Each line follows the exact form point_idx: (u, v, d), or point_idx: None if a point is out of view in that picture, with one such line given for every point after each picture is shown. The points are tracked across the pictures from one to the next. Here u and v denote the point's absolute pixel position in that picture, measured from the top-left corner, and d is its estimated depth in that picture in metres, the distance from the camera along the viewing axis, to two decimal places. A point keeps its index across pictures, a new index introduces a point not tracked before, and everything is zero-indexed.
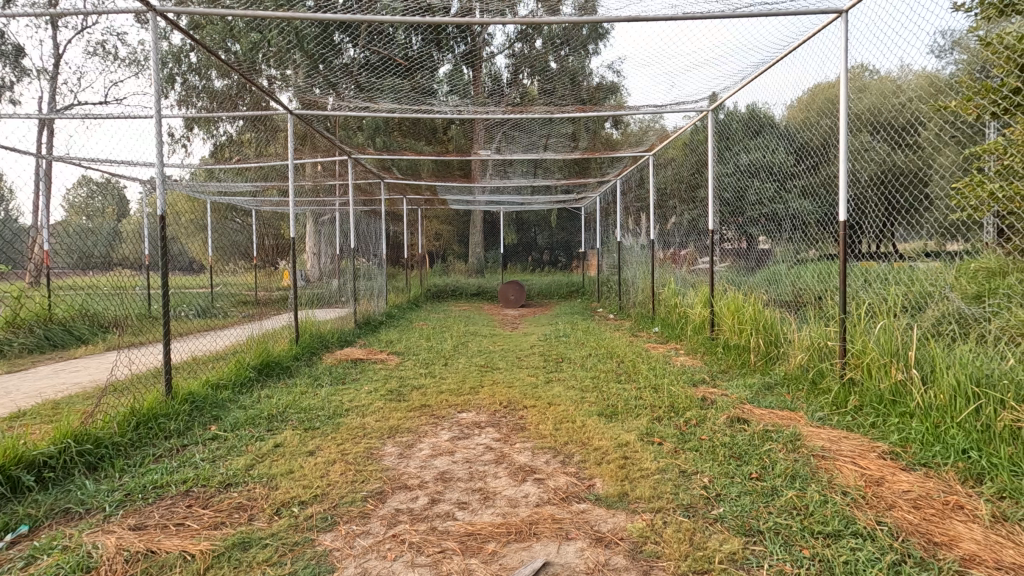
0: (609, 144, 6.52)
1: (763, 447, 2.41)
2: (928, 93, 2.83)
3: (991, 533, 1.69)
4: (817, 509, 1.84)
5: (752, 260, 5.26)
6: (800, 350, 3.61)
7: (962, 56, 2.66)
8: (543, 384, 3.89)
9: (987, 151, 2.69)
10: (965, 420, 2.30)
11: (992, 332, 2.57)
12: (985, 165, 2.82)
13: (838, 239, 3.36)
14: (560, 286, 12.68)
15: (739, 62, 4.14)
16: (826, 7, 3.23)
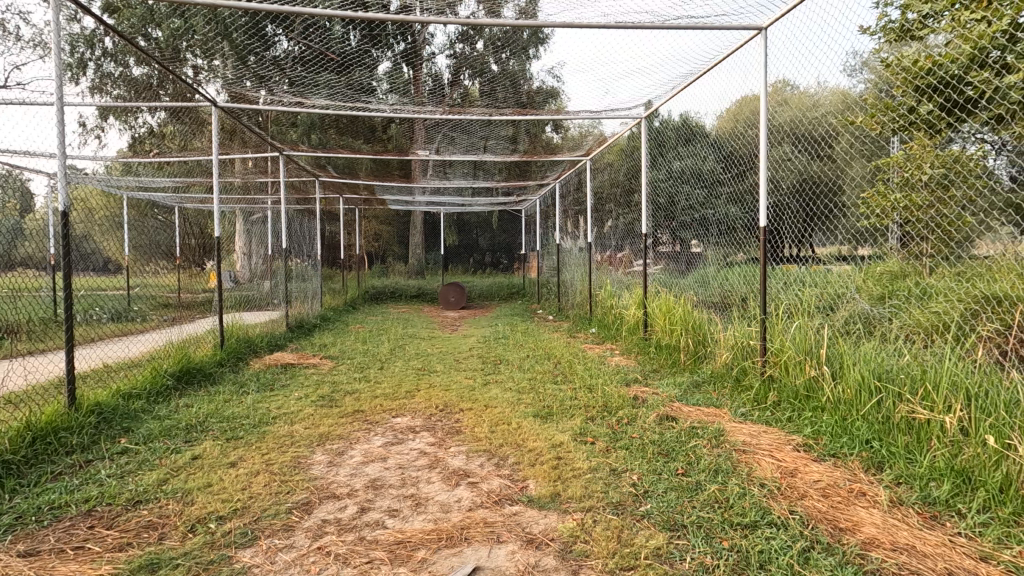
0: (549, 148, 6.60)
1: (689, 443, 2.51)
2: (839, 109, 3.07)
3: (888, 516, 1.84)
4: (736, 502, 1.93)
5: (683, 262, 5.48)
6: (725, 349, 3.80)
7: (870, 76, 2.89)
8: (481, 386, 3.88)
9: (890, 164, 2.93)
10: (869, 412, 2.49)
11: (893, 330, 2.81)
12: (888, 177, 3.05)
13: (758, 240, 3.58)
14: (501, 287, 12.73)
15: (670, 71, 4.29)
16: (746, 23, 3.41)
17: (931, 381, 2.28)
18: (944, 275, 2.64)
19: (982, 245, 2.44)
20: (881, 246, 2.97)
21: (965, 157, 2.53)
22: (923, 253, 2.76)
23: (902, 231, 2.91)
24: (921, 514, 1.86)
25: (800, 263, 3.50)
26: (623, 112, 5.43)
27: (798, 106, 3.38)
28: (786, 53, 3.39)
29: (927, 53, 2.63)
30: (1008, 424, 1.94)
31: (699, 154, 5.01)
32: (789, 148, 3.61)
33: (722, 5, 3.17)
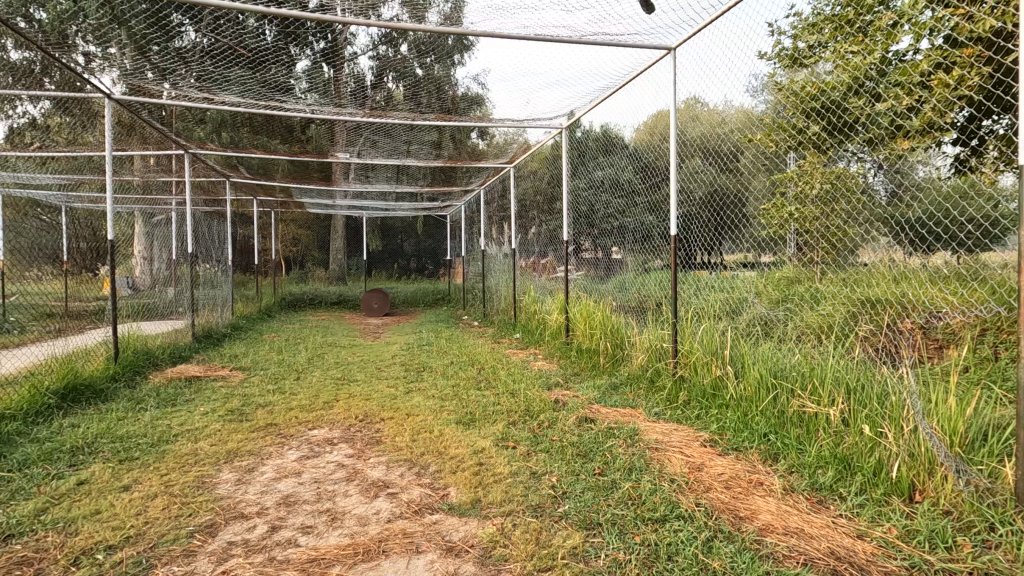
0: (474, 155, 6.62)
1: (606, 444, 2.60)
2: (745, 126, 3.32)
3: (782, 503, 2.00)
4: (649, 498, 2.02)
5: (602, 268, 5.68)
6: (640, 351, 3.97)
7: (770, 96, 3.11)
8: (403, 394, 3.81)
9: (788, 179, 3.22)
10: (766, 408, 2.69)
11: (789, 331, 3.07)
12: (786, 190, 3.29)
13: (670, 248, 3.79)
14: (426, 294, 12.58)
15: (588, 84, 4.45)
16: (657, 43, 3.62)
17: (819, 377, 2.50)
18: (832, 280, 2.89)
19: (864, 252, 2.69)
20: (778, 254, 3.18)
21: (848, 174, 2.79)
22: (813, 261, 3.02)
23: (800, 241, 3.10)
24: (809, 499, 2.03)
25: (711, 270, 3.77)
26: (545, 121, 5.56)
27: (706, 123, 3.61)
28: (693, 73, 3.61)
29: (813, 79, 2.88)
30: (880, 413, 2.15)
31: (618, 165, 5.21)
32: (700, 162, 3.85)
33: (635, 25, 3.33)
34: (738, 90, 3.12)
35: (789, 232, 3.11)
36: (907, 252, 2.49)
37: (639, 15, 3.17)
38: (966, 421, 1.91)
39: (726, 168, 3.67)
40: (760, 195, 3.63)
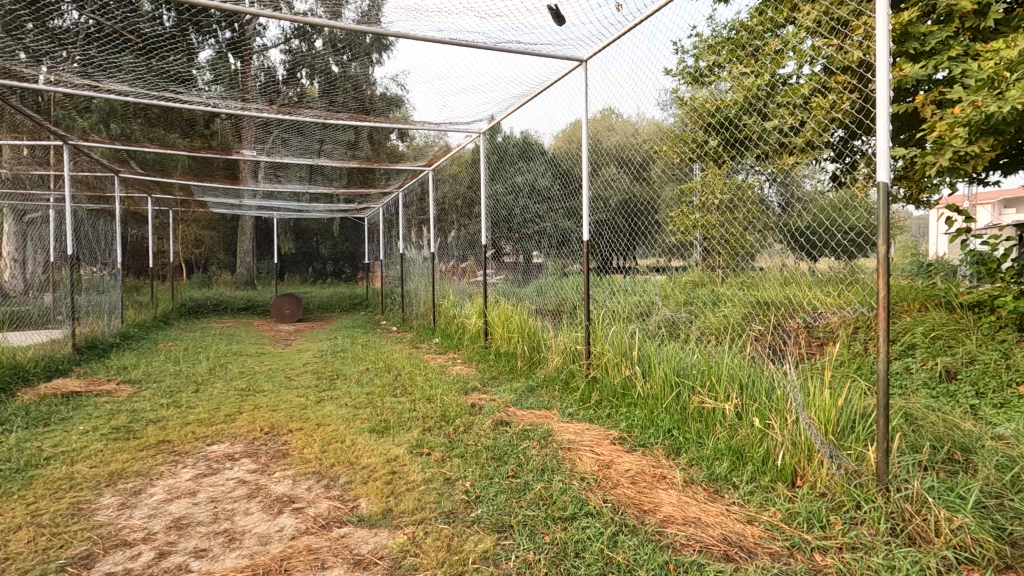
0: (392, 157, 6.50)
1: (520, 446, 2.63)
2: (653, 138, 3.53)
3: (682, 494, 2.11)
4: (559, 497, 2.07)
5: (520, 272, 5.75)
6: (556, 353, 4.05)
7: (679, 111, 3.31)
8: (314, 404, 3.65)
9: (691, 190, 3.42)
10: (670, 405, 2.85)
11: (694, 332, 3.30)
12: (691, 200, 3.47)
13: (583, 252, 3.93)
14: (342, 298, 12.16)
15: (503, 91, 4.51)
16: (569, 54, 3.74)
17: (716, 375, 2.68)
18: (730, 283, 3.11)
19: (760, 258, 2.93)
20: (686, 259, 3.46)
21: (745, 185, 3.03)
22: (715, 266, 3.24)
23: (704, 245, 3.34)
24: (707, 490, 2.17)
25: (625, 274, 3.97)
26: (464, 125, 5.56)
27: (620, 133, 3.78)
28: (603, 85, 3.77)
29: (712, 97, 3.10)
30: (768, 406, 2.34)
31: (535, 171, 5.32)
32: (614, 171, 4.04)
33: (546, 36, 3.43)
34: (649, 103, 3.34)
35: (695, 238, 3.33)
36: (796, 259, 2.78)
37: (550, 26, 3.27)
38: (838, 410, 2.11)
39: (636, 177, 3.86)
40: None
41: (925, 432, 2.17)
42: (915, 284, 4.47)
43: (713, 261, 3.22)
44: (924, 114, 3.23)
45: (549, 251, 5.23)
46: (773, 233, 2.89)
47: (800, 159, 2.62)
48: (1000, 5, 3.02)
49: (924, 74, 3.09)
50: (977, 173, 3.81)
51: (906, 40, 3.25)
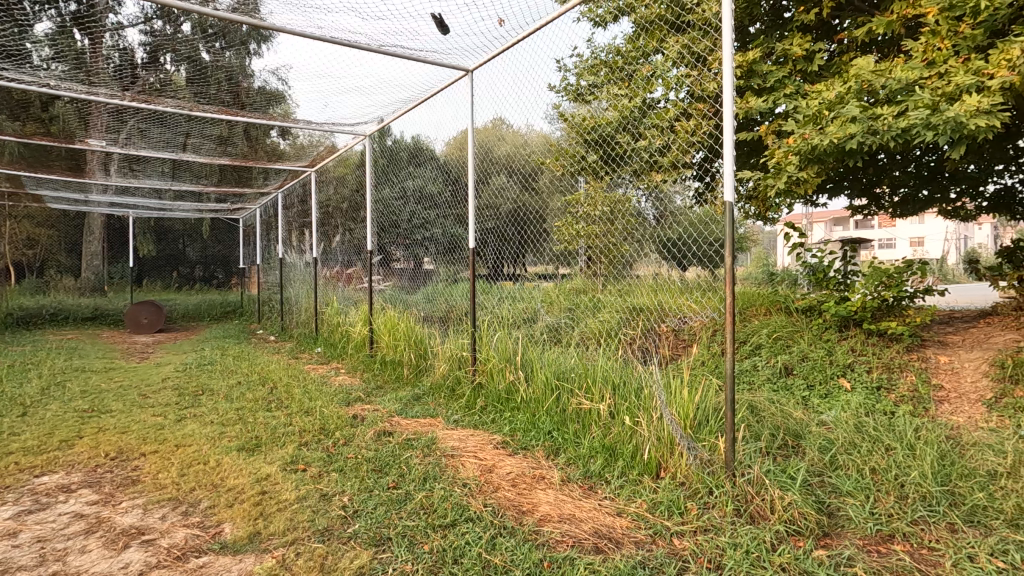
0: (270, 156, 6.07)
1: (403, 456, 2.59)
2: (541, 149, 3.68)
3: (559, 493, 2.21)
4: (441, 505, 2.07)
5: (408, 279, 5.66)
6: (442, 361, 4.04)
7: (563, 126, 3.45)
8: (173, 423, 3.30)
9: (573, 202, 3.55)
10: (550, 408, 2.97)
11: (575, 337, 3.46)
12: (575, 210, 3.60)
13: (468, 261, 4.02)
14: (212, 306, 11.16)
15: (390, 95, 4.44)
16: (456, 63, 3.77)
17: (592, 376, 2.83)
18: (610, 291, 3.29)
19: (638, 266, 3.13)
20: (572, 267, 3.60)
21: (624, 199, 3.20)
22: (596, 274, 3.44)
23: (588, 254, 3.48)
24: (582, 486, 2.29)
25: (515, 281, 4.07)
26: (349, 127, 5.36)
27: (510, 143, 3.90)
28: (490, 95, 3.84)
29: (590, 114, 3.31)
30: (637, 405, 2.52)
31: (426, 176, 5.29)
32: (505, 179, 4.17)
33: (431, 43, 3.43)
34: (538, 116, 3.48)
35: (580, 247, 3.47)
36: (668, 269, 2.99)
37: (435, 34, 3.28)
38: (695, 406, 2.33)
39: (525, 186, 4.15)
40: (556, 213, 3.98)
41: (766, 423, 2.46)
42: (762, 291, 5.05)
43: (595, 270, 3.39)
44: (766, 143, 3.66)
45: (439, 257, 5.22)
46: (649, 244, 3.10)
47: (668, 176, 2.87)
48: (822, 54, 3.53)
49: (766, 108, 3.51)
50: (810, 196, 4.42)
51: (751, 77, 3.68)
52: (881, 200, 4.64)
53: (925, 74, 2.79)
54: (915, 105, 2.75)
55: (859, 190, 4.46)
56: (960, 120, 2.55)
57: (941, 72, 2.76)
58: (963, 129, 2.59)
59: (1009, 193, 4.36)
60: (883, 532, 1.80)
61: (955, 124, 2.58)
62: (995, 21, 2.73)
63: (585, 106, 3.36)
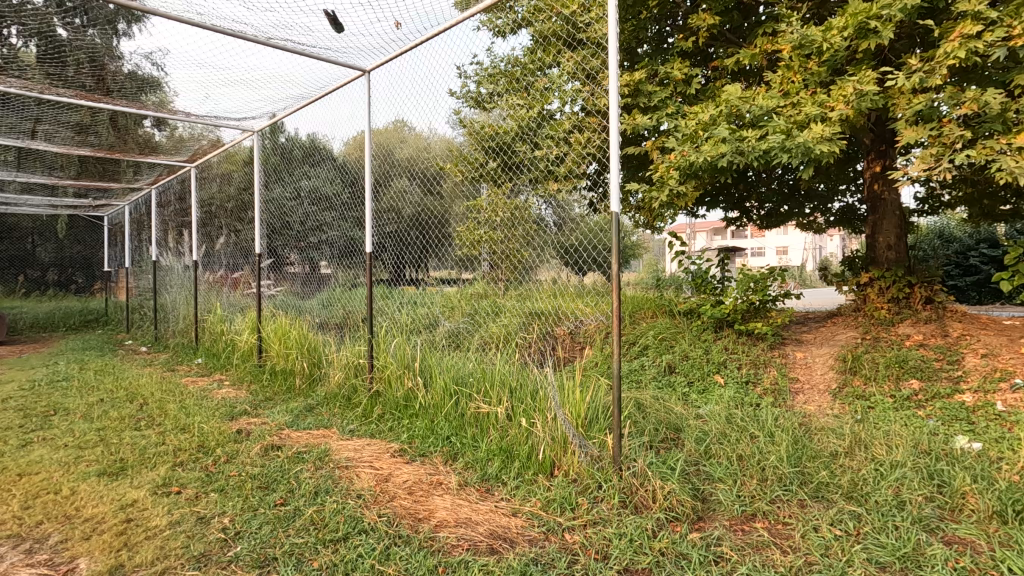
0: (143, 146, 5.48)
1: (293, 470, 2.46)
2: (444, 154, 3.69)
3: (456, 498, 2.22)
4: (332, 519, 2.00)
5: (301, 284, 5.38)
6: (338, 369, 3.88)
7: (465, 132, 3.49)
8: (14, 449, 2.88)
9: (474, 208, 3.59)
10: (448, 412, 2.96)
11: (476, 342, 3.47)
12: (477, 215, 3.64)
13: (364, 266, 3.91)
14: (69, 315, 9.87)
15: (278, 90, 4.21)
16: (352, 62, 3.66)
17: (489, 380, 2.87)
18: (511, 296, 3.35)
19: (538, 271, 3.21)
20: (474, 272, 3.60)
21: (524, 206, 3.29)
22: (498, 279, 3.49)
23: (490, 259, 3.52)
24: (479, 490, 2.32)
25: (417, 286, 4.00)
26: (234, 122, 5.02)
27: (413, 146, 3.87)
28: (388, 97, 3.77)
29: (490, 122, 3.37)
30: (533, 406, 2.59)
31: (321, 177, 5.07)
32: (406, 183, 4.13)
33: (324, 40, 3.32)
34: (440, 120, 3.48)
35: (482, 252, 3.49)
36: (567, 274, 3.10)
37: (328, 32, 3.18)
38: (586, 405, 2.45)
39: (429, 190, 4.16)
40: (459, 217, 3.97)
41: (650, 419, 2.64)
42: (650, 295, 5.40)
43: (497, 274, 3.44)
44: (652, 157, 3.92)
45: (335, 261, 5.02)
46: (550, 251, 3.19)
47: (563, 186, 2.99)
48: (699, 78, 3.86)
49: (651, 125, 3.77)
50: (691, 208, 4.80)
51: (637, 95, 3.93)
52: (750, 214, 5.16)
53: (781, 103, 3.15)
54: (773, 130, 3.10)
55: (731, 204, 4.93)
56: (809, 145, 2.91)
57: (794, 103, 3.11)
58: (811, 153, 2.96)
59: (850, 210, 5.04)
60: (747, 512, 2.01)
61: (804, 149, 2.94)
62: (834, 61, 3.10)
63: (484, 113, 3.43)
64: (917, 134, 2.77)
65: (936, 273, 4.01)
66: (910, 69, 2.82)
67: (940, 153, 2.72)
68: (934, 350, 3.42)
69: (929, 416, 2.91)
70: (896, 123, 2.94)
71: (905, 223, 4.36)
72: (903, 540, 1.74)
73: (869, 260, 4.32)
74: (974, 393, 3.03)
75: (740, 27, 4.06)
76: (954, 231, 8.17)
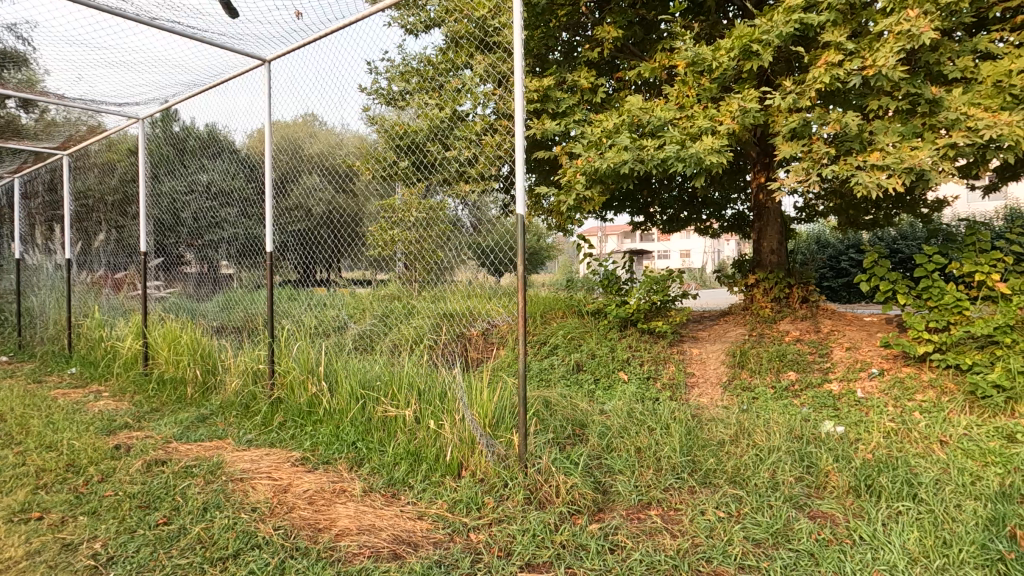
0: (2, 129, 4.88)
1: (179, 486, 2.28)
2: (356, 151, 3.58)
3: (360, 505, 2.16)
4: (221, 535, 1.88)
5: (195, 285, 5.00)
6: (234, 376, 3.64)
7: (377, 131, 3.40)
8: None
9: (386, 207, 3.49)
10: (355, 417, 2.87)
11: (387, 344, 3.38)
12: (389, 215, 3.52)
13: (265, 267, 3.71)
14: None
15: (166, 76, 3.89)
16: (250, 51, 3.47)
17: (397, 383, 2.82)
18: (426, 297, 3.26)
19: (454, 273, 3.13)
20: (388, 273, 3.47)
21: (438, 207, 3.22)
22: (411, 280, 3.34)
23: (405, 259, 3.40)
24: (384, 495, 2.27)
25: (327, 288, 3.82)
26: (116, 108, 4.59)
27: (323, 142, 3.71)
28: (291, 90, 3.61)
29: (400, 120, 3.32)
30: (441, 408, 2.57)
31: (219, 171, 4.74)
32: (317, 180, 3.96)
33: (217, 25, 3.12)
34: (350, 116, 3.37)
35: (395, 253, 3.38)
36: (484, 275, 3.07)
37: (221, 16, 3.00)
38: (492, 405, 2.47)
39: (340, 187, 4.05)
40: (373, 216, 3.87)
41: (557, 416, 2.72)
42: (561, 295, 5.54)
43: (410, 275, 3.34)
44: (560, 162, 4.03)
45: (233, 261, 4.69)
46: (467, 252, 3.15)
47: (476, 187, 2.99)
48: (604, 88, 4.02)
49: (559, 131, 3.88)
50: (599, 212, 4.99)
51: (547, 101, 4.03)
52: (654, 219, 5.45)
53: (677, 115, 3.36)
54: (669, 141, 3.30)
55: (636, 208, 5.18)
56: (700, 156, 3.14)
57: (688, 115, 3.33)
58: (702, 164, 3.18)
59: (741, 217, 5.46)
60: (643, 501, 2.12)
61: (697, 158, 3.16)
62: (724, 79, 3.35)
63: (394, 111, 3.36)
64: (792, 150, 3.06)
65: (811, 274, 4.45)
66: (785, 90, 3.11)
67: (811, 168, 3.03)
68: (808, 345, 3.78)
69: (803, 404, 3.23)
70: (775, 139, 3.23)
71: (786, 230, 4.79)
72: (776, 518, 1.92)
73: (756, 262, 4.71)
74: (840, 381, 3.39)
75: (643, 41, 4.28)
76: (829, 237, 9.10)
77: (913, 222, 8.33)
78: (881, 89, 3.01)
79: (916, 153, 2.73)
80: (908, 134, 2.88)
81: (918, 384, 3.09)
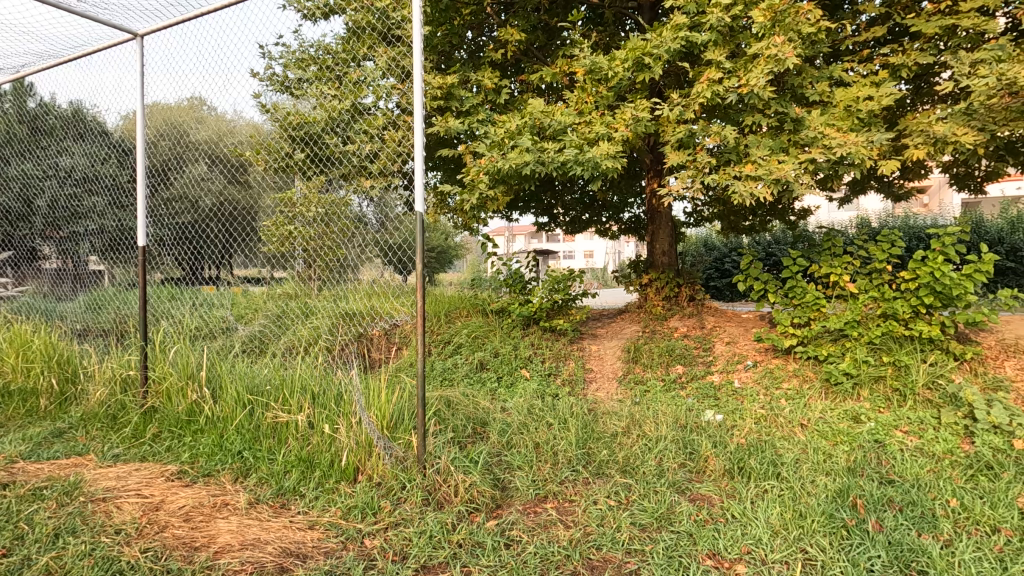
0: None
1: (24, 512, 2.00)
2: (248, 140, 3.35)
3: (243, 518, 2.02)
4: (77, 564, 1.68)
5: (51, 282, 4.40)
6: (100, 384, 3.26)
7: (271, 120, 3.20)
8: None
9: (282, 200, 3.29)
10: (240, 425, 2.67)
11: (281, 347, 3.18)
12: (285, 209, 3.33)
13: (138, 263, 3.36)
14: None
15: (12, 42, 3.40)
16: (118, 23, 3.12)
17: (288, 387, 2.66)
18: (325, 296, 3.10)
19: (357, 271, 3.01)
20: (285, 270, 3.28)
21: (338, 202, 3.08)
22: (309, 279, 3.18)
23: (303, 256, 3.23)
24: (272, 506, 2.14)
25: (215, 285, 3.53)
26: None
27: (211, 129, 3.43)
28: None
29: (296, 110, 3.14)
30: (336, 412, 2.46)
31: (84, 155, 4.21)
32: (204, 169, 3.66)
33: None
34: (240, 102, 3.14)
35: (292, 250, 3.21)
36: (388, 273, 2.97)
37: None
38: (390, 407, 2.40)
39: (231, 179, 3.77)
40: (268, 210, 3.63)
41: (458, 415, 2.71)
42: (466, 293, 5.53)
43: (308, 274, 3.17)
44: (464, 160, 4.01)
45: (99, 256, 4.18)
46: (370, 248, 3.05)
47: (376, 182, 2.89)
48: (508, 89, 4.06)
49: (463, 129, 3.87)
50: (505, 212, 5.05)
51: (451, 99, 4.00)
52: (557, 220, 5.61)
53: (576, 120, 3.47)
54: (569, 144, 3.41)
55: (540, 209, 5.30)
56: (597, 160, 3.26)
57: (586, 121, 3.45)
58: (599, 168, 3.31)
59: (637, 220, 5.76)
60: (539, 495, 2.18)
61: (594, 163, 3.29)
62: (620, 88, 3.51)
63: (290, 100, 3.17)
64: (679, 158, 3.27)
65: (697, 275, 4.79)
66: (673, 103, 3.32)
67: (695, 176, 3.25)
68: (694, 340, 4.08)
69: (689, 395, 3.48)
70: (664, 147, 3.43)
71: (676, 233, 5.12)
72: (660, 503, 2.05)
73: (649, 263, 4.99)
74: (720, 372, 3.69)
75: (546, 46, 4.38)
76: (715, 240, 9.90)
77: (784, 228, 9.30)
78: (755, 106, 3.30)
79: (782, 166, 3.03)
80: (776, 149, 3.18)
81: (784, 374, 3.44)
